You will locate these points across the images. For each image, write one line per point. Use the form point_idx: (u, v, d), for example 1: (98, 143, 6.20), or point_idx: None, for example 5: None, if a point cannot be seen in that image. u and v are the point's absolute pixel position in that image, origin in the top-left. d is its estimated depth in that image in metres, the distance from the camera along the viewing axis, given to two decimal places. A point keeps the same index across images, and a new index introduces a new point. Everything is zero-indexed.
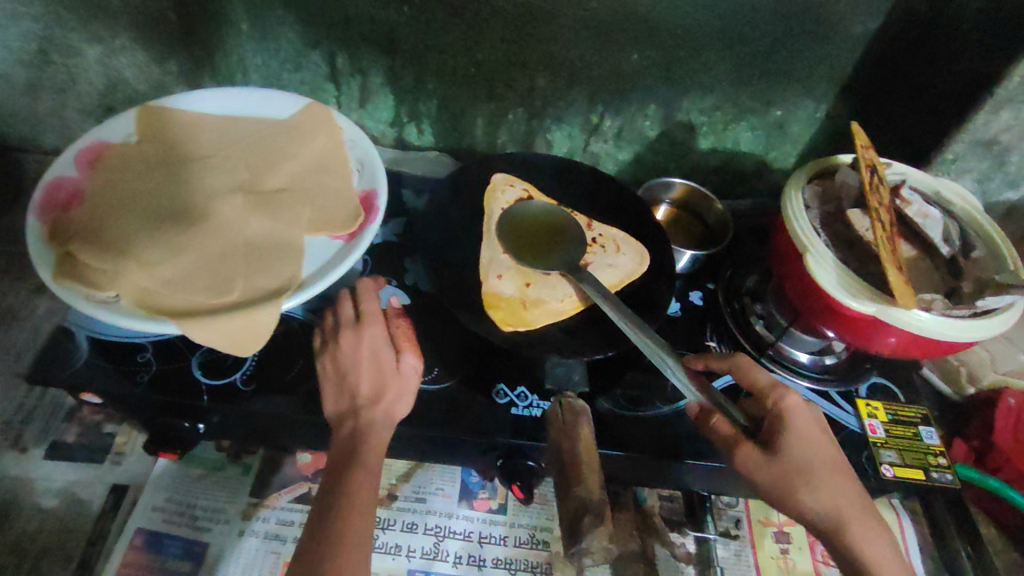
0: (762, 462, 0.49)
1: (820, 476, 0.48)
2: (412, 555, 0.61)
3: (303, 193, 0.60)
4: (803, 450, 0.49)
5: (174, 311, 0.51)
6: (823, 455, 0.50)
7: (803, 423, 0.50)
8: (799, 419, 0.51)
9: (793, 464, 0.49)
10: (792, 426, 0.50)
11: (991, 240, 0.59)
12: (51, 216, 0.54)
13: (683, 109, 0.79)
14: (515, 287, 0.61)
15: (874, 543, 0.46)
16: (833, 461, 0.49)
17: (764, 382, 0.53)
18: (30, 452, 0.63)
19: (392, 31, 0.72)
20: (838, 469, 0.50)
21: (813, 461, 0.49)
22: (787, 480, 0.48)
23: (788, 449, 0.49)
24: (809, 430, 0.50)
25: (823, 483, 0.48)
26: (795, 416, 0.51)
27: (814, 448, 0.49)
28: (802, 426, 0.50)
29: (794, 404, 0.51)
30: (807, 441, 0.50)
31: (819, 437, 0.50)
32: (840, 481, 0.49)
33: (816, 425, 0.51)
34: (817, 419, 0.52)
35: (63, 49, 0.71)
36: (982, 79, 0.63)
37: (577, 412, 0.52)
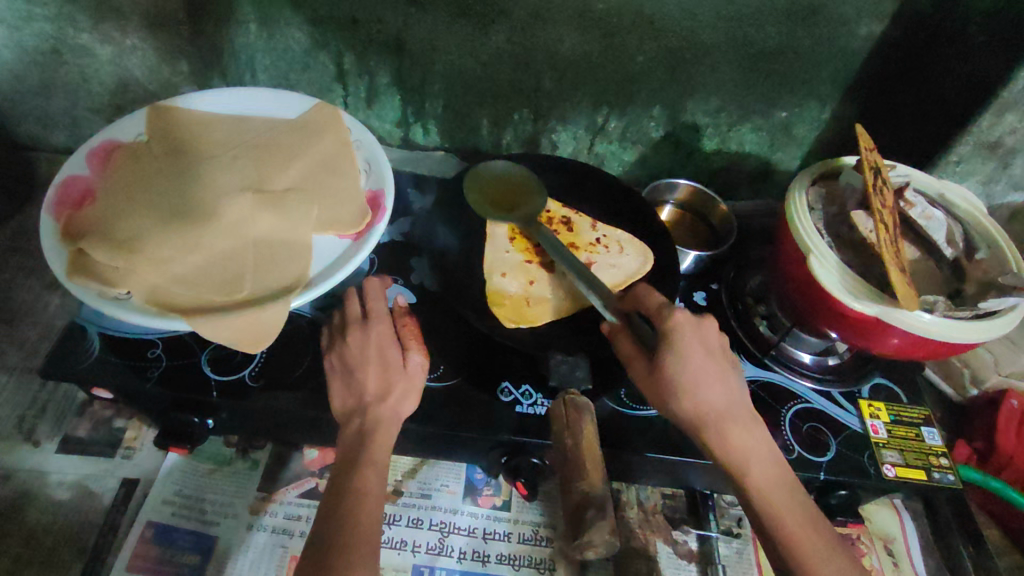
0: (646, 376, 0.49)
1: (696, 387, 0.48)
2: (418, 550, 0.61)
3: (311, 193, 0.61)
4: (679, 364, 0.48)
5: (184, 308, 0.52)
6: (703, 367, 0.48)
7: (687, 339, 0.49)
8: (686, 333, 0.49)
9: (669, 377, 0.48)
10: (675, 343, 0.48)
11: (993, 242, 0.59)
12: (65, 214, 0.55)
13: (687, 110, 0.79)
14: (519, 284, 0.62)
15: (741, 440, 0.48)
16: (711, 371, 0.49)
17: (657, 303, 0.52)
18: (43, 446, 0.64)
19: (400, 33, 0.73)
20: (719, 374, 0.49)
21: (692, 374, 0.48)
22: (662, 390, 0.48)
23: (668, 365, 0.48)
24: (694, 345, 0.49)
25: (697, 392, 0.48)
26: (682, 335, 0.49)
27: (695, 361, 0.48)
28: (686, 340, 0.49)
29: (682, 321, 0.50)
30: (687, 356, 0.48)
31: (703, 351, 0.49)
32: (716, 386, 0.49)
33: (702, 340, 0.50)
34: (701, 331, 0.50)
35: (76, 49, 0.72)
36: (988, 82, 0.63)
37: (580, 408, 0.51)
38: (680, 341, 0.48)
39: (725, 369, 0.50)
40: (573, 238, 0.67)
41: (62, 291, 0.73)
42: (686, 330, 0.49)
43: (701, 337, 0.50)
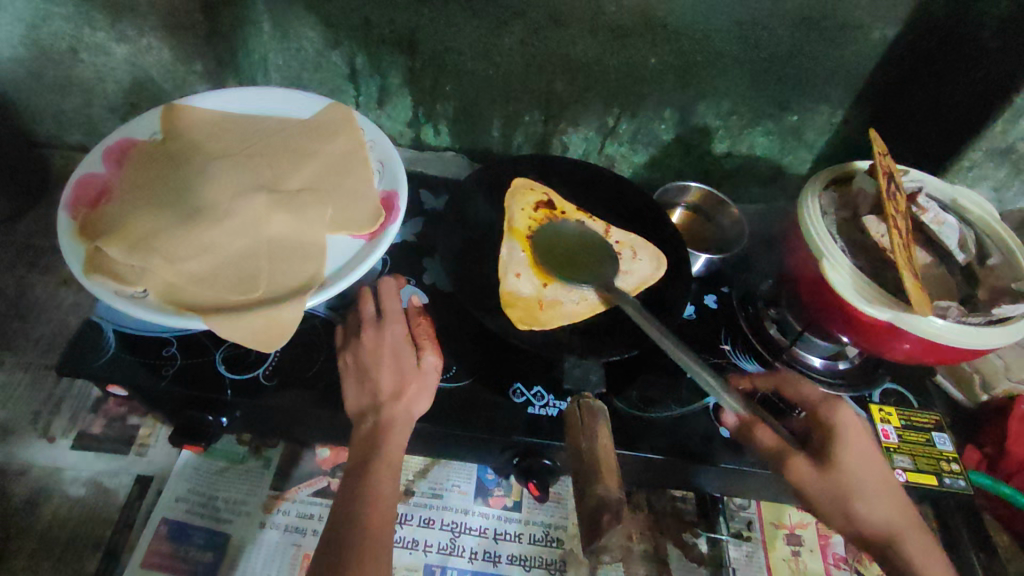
0: (816, 477, 0.49)
1: (868, 488, 0.49)
2: (429, 549, 0.61)
3: (325, 193, 0.61)
4: (859, 461, 0.50)
5: (200, 308, 0.52)
6: (874, 468, 0.50)
7: (857, 436, 0.51)
8: (852, 429, 0.51)
9: (845, 477, 0.49)
10: (845, 440, 0.51)
11: (1007, 249, 0.59)
12: (82, 212, 0.56)
13: (698, 113, 0.79)
14: (533, 286, 0.62)
15: (916, 546, 0.48)
16: (875, 471, 0.50)
17: (818, 398, 0.55)
18: (57, 442, 0.64)
19: (413, 34, 0.73)
20: (885, 481, 0.50)
21: (864, 478, 0.50)
22: (839, 491, 0.49)
23: (845, 463, 0.50)
24: (859, 440, 0.51)
25: (871, 493, 0.49)
26: (851, 431, 0.51)
27: (863, 464, 0.50)
28: (854, 439, 0.51)
29: (847, 417, 0.52)
30: (860, 451, 0.50)
31: (870, 452, 0.51)
32: (881, 491, 0.50)
33: (866, 436, 0.52)
34: (865, 428, 0.53)
35: (91, 48, 0.72)
36: (1002, 86, 0.63)
37: (595, 411, 0.53)
38: (847, 436, 0.51)
39: (887, 472, 0.52)
40: (589, 240, 0.67)
41: (76, 289, 0.74)
42: (853, 428, 0.52)
43: (865, 433, 0.52)
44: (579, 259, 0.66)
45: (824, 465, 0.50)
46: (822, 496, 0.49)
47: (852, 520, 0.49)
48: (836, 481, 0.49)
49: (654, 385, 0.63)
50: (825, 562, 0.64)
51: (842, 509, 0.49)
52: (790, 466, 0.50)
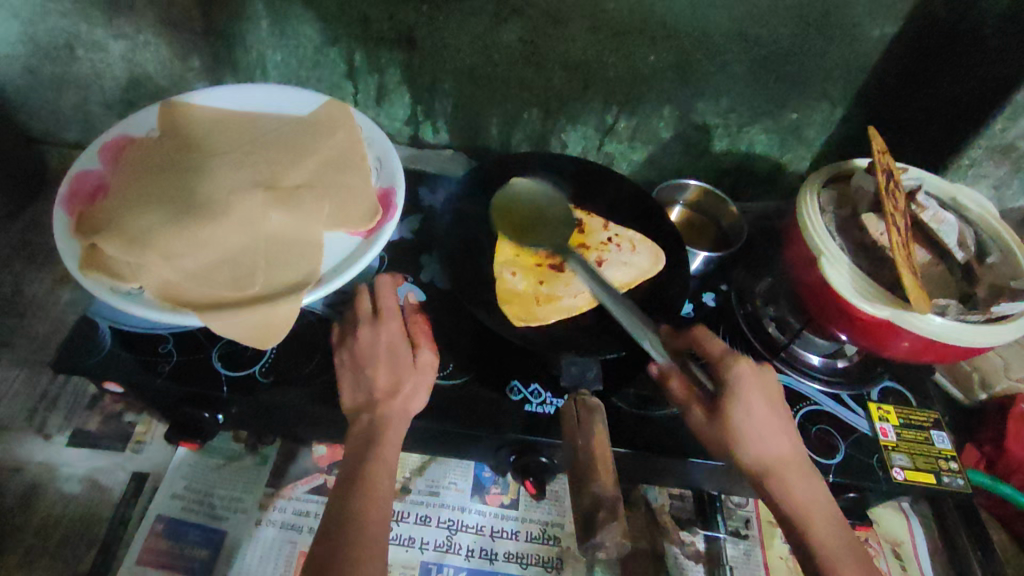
0: (707, 423, 0.52)
1: (759, 437, 0.51)
2: (426, 547, 0.61)
3: (322, 190, 0.61)
4: (748, 414, 0.51)
5: (196, 304, 0.52)
6: (765, 421, 0.51)
7: (749, 389, 0.52)
8: (747, 381, 0.52)
9: (733, 428, 0.51)
10: (738, 393, 0.52)
11: (1007, 247, 0.59)
12: (77, 208, 0.56)
13: (698, 111, 0.79)
14: (529, 283, 0.63)
15: (798, 485, 0.51)
16: (767, 420, 0.52)
17: (720, 351, 0.55)
18: (53, 439, 0.64)
19: (411, 31, 0.73)
20: (777, 430, 0.52)
21: (754, 429, 0.51)
22: (725, 439, 0.51)
23: (733, 415, 0.51)
24: (753, 393, 0.52)
25: (758, 442, 0.51)
26: (745, 385, 0.52)
27: (753, 413, 0.51)
28: (747, 393, 0.52)
29: (743, 373, 0.53)
30: (751, 405, 0.52)
31: (765, 403, 0.52)
32: (771, 435, 0.52)
33: (763, 389, 0.53)
34: (766, 383, 0.53)
35: (89, 44, 0.72)
36: (1003, 84, 0.63)
37: (592, 408, 0.52)
38: (740, 390, 0.52)
39: (784, 420, 0.53)
40: (582, 238, 0.68)
41: (72, 285, 0.74)
42: (747, 380, 0.53)
43: (766, 389, 0.53)
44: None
45: (714, 414, 0.52)
46: (711, 439, 0.52)
47: (736, 464, 0.52)
48: (722, 429, 0.51)
49: (652, 384, 0.63)
50: None
51: (724, 452, 0.52)
52: (690, 417, 0.53)
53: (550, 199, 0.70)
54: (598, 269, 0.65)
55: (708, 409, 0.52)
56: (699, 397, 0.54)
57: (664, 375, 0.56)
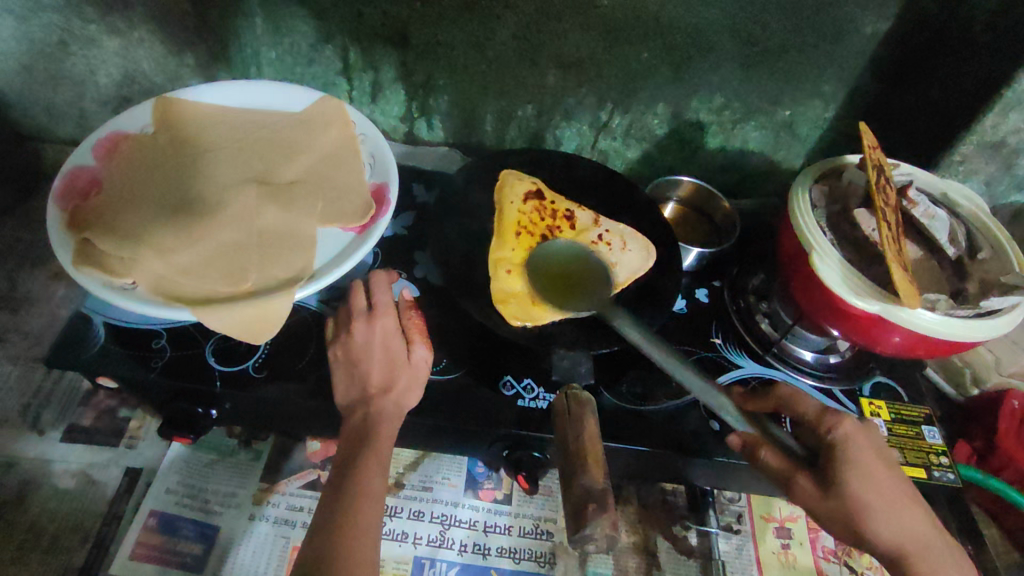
0: (819, 497, 0.47)
1: (884, 511, 0.47)
2: (419, 542, 0.61)
3: (316, 186, 0.62)
4: (872, 485, 0.47)
5: (190, 299, 0.52)
6: (884, 492, 0.47)
7: (863, 455, 0.48)
8: (860, 446, 0.48)
9: (856, 501, 0.46)
10: (856, 462, 0.47)
11: (997, 243, 0.59)
12: (71, 203, 0.55)
13: (691, 108, 0.79)
14: (524, 280, 0.62)
15: (931, 565, 0.47)
16: (885, 492, 0.48)
17: (815, 409, 0.51)
18: (47, 434, 0.64)
19: (405, 28, 0.73)
20: (897, 500, 0.48)
21: (877, 499, 0.47)
22: (847, 513, 0.47)
23: (852, 488, 0.46)
24: (869, 461, 0.48)
25: (885, 516, 0.47)
26: (859, 449, 0.48)
27: (878, 488, 0.47)
28: (864, 461, 0.47)
29: (854, 435, 0.49)
30: (869, 473, 0.47)
31: (880, 468, 0.48)
32: (892, 511, 0.48)
33: (878, 455, 0.49)
34: (875, 446, 0.49)
35: (83, 40, 0.72)
36: (992, 80, 0.63)
37: (583, 402, 0.53)
38: (854, 457, 0.47)
39: (899, 483, 0.49)
40: (576, 237, 0.67)
41: (67, 281, 0.74)
42: (859, 444, 0.48)
43: (878, 454, 0.49)
44: (567, 256, 0.66)
45: (830, 488, 0.47)
46: (824, 515, 0.48)
47: (862, 541, 0.48)
48: (843, 505, 0.47)
49: (643, 379, 0.63)
50: (814, 555, 0.64)
51: (851, 531, 0.48)
52: (795, 489, 0.49)
53: (545, 193, 0.70)
54: (594, 268, 0.64)
55: (821, 480, 0.48)
56: (806, 466, 0.49)
57: (754, 441, 0.50)
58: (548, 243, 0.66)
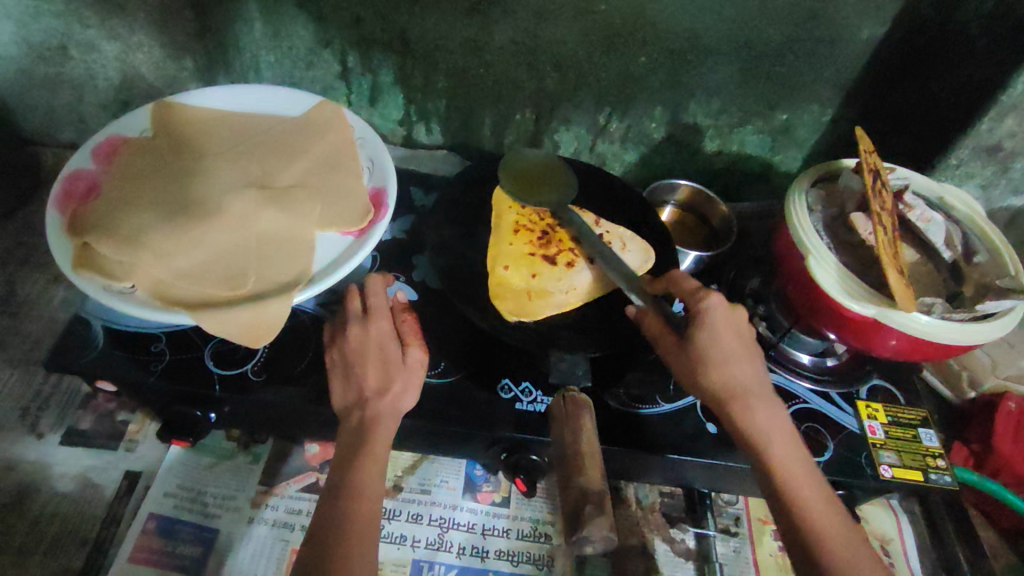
0: (676, 352, 0.51)
1: (722, 359, 0.51)
2: (417, 545, 0.62)
3: (315, 190, 0.62)
4: (717, 337, 0.51)
5: (188, 303, 0.52)
6: (729, 348, 0.51)
7: (717, 318, 0.52)
8: (716, 312, 0.52)
9: (701, 351, 0.50)
10: (708, 323, 0.51)
11: (993, 248, 0.59)
12: (71, 208, 0.56)
13: (689, 112, 0.80)
14: (522, 277, 0.63)
15: (764, 414, 0.50)
16: (732, 348, 0.51)
17: (693, 287, 0.55)
18: (46, 438, 0.64)
19: (403, 32, 0.73)
20: (742, 356, 0.52)
21: (721, 354, 0.51)
22: (688, 362, 0.51)
23: (699, 340, 0.51)
24: (722, 323, 0.52)
25: (723, 366, 0.51)
26: (715, 315, 0.52)
27: (724, 341, 0.51)
28: (715, 321, 0.51)
29: (716, 304, 0.52)
30: (716, 332, 0.51)
31: (732, 333, 0.52)
32: (737, 365, 0.51)
33: (732, 321, 0.53)
34: (734, 316, 0.53)
35: (82, 45, 0.72)
36: (989, 85, 0.64)
37: (580, 405, 0.53)
38: (709, 317, 0.51)
39: (750, 350, 0.53)
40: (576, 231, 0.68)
41: (66, 285, 0.74)
42: (716, 310, 0.52)
43: (732, 321, 0.53)
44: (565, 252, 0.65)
45: (682, 339, 0.51)
46: (679, 369, 0.52)
47: (694, 385, 0.51)
48: (687, 352, 0.51)
49: (641, 382, 0.64)
50: None
51: (689, 376, 0.51)
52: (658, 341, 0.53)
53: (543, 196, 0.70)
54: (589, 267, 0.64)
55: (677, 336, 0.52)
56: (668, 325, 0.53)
57: (643, 311, 0.54)
58: (545, 240, 0.66)
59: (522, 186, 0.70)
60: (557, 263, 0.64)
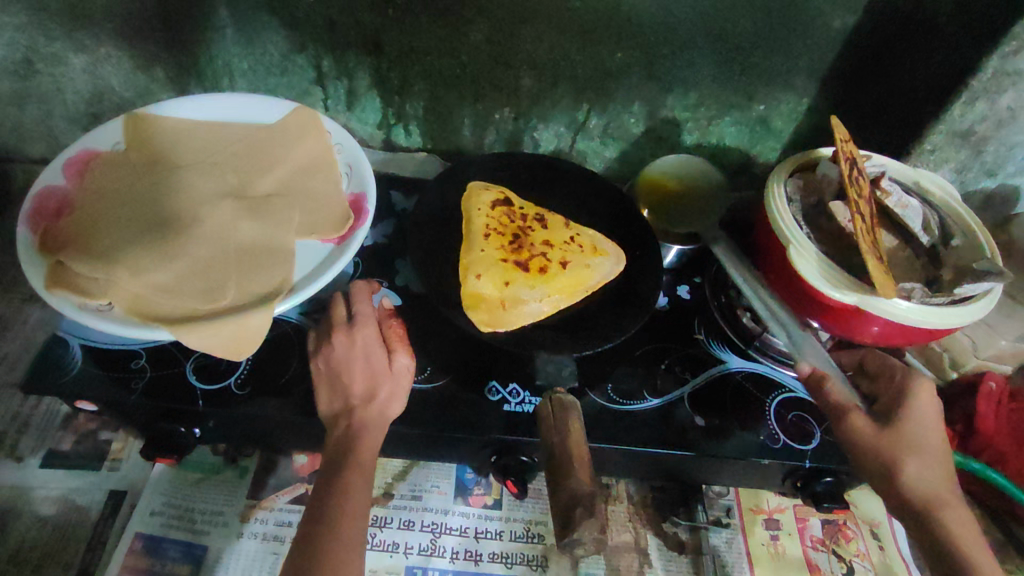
0: (870, 429, 0.52)
1: (925, 452, 0.51)
2: (410, 552, 0.61)
3: (292, 197, 0.61)
4: (923, 431, 0.52)
5: (166, 318, 0.52)
6: (931, 437, 0.52)
7: (927, 410, 0.53)
8: (923, 401, 0.53)
9: (905, 437, 0.51)
10: (914, 406, 0.53)
11: (968, 231, 0.61)
12: (42, 225, 0.55)
13: (667, 106, 0.80)
14: (494, 285, 0.61)
15: (959, 522, 0.50)
16: (933, 439, 0.52)
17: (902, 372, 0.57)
18: (27, 461, 0.63)
19: (378, 35, 0.73)
20: (939, 451, 0.52)
21: (924, 443, 0.52)
22: (891, 446, 0.51)
23: (902, 422, 0.52)
24: (928, 419, 0.53)
25: (922, 458, 0.51)
26: (921, 403, 0.53)
27: (929, 435, 0.52)
28: (921, 414, 0.53)
29: (924, 390, 0.54)
30: (923, 420, 0.53)
31: (939, 426, 0.53)
32: (934, 462, 0.51)
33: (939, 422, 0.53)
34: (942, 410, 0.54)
35: (48, 58, 0.70)
36: (959, 70, 0.64)
37: (566, 406, 0.54)
38: (916, 403, 0.53)
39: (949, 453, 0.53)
40: (547, 237, 0.66)
41: (42, 303, 0.73)
42: (925, 401, 0.53)
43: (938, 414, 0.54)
44: (536, 257, 0.64)
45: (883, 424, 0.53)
46: (867, 449, 0.52)
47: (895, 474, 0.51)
48: (899, 438, 0.51)
49: (629, 378, 0.64)
50: (802, 545, 0.65)
51: (886, 463, 0.51)
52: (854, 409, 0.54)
53: (511, 199, 0.69)
54: (559, 271, 0.62)
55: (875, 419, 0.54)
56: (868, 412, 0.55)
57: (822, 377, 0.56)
58: (517, 244, 0.65)
59: (526, 223, 0.67)
60: (528, 270, 0.62)
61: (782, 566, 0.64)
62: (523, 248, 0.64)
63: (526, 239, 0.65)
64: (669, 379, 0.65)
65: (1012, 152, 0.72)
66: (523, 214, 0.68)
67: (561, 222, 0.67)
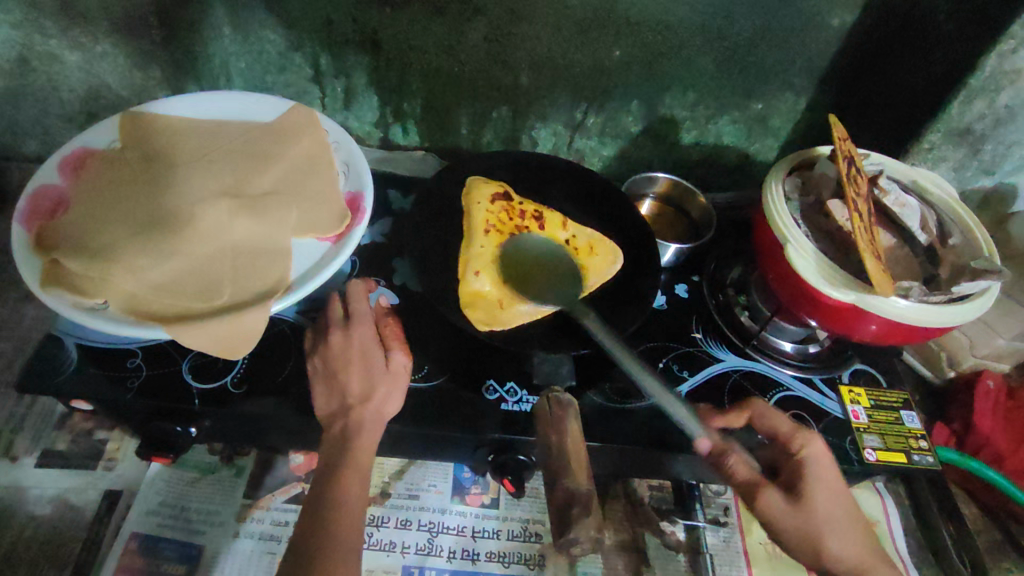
0: (783, 513, 0.52)
1: (835, 528, 0.52)
2: (407, 551, 0.61)
3: (289, 196, 0.61)
4: (829, 503, 0.52)
5: (162, 316, 0.51)
6: (835, 506, 0.52)
7: (822, 471, 0.53)
8: (816, 466, 0.53)
9: (815, 519, 0.52)
10: (813, 478, 0.53)
11: (967, 229, 0.60)
12: (37, 223, 0.54)
13: (665, 104, 0.80)
14: (492, 284, 0.62)
15: None
16: (837, 503, 0.53)
17: (786, 426, 0.55)
18: (22, 461, 0.63)
19: (375, 33, 0.72)
20: (844, 515, 0.52)
21: (831, 516, 0.52)
22: (806, 535, 0.52)
23: (809, 498, 0.52)
24: (828, 484, 0.53)
25: (832, 536, 0.52)
26: (816, 468, 0.53)
27: (833, 508, 0.52)
28: (822, 484, 0.53)
29: (813, 454, 0.53)
30: (825, 489, 0.53)
31: (836, 485, 0.53)
32: (844, 531, 0.52)
33: (834, 477, 0.54)
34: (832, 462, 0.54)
35: (44, 56, 0.70)
36: (957, 69, 0.64)
37: (564, 405, 0.58)
38: (812, 471, 0.53)
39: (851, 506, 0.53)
40: (545, 236, 0.66)
41: (37, 303, 0.73)
42: (817, 464, 0.53)
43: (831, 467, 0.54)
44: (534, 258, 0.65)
45: (793, 503, 0.52)
46: (786, 532, 0.52)
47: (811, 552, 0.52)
48: (810, 521, 0.52)
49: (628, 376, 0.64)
50: None
51: (800, 543, 0.52)
52: (761, 499, 0.53)
53: (511, 194, 0.68)
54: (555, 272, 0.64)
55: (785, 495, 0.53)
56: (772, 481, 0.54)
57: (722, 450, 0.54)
58: (515, 243, 0.65)
59: (525, 220, 0.66)
60: (526, 271, 0.63)
61: (779, 565, 0.64)
62: (520, 248, 0.65)
63: (523, 238, 0.66)
64: (666, 378, 0.65)
65: (1010, 151, 0.72)
66: (523, 210, 0.67)
67: (559, 219, 0.66)
